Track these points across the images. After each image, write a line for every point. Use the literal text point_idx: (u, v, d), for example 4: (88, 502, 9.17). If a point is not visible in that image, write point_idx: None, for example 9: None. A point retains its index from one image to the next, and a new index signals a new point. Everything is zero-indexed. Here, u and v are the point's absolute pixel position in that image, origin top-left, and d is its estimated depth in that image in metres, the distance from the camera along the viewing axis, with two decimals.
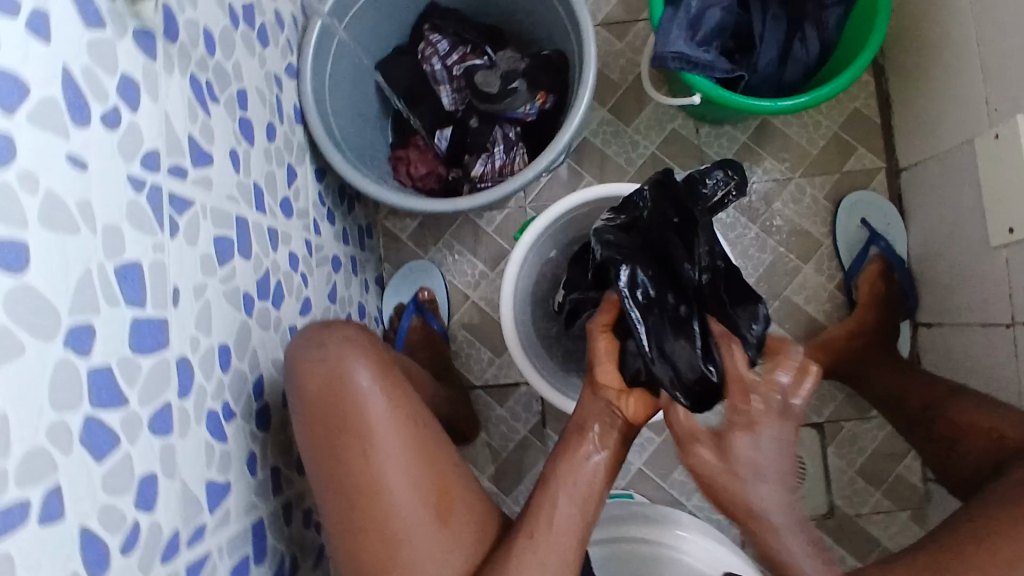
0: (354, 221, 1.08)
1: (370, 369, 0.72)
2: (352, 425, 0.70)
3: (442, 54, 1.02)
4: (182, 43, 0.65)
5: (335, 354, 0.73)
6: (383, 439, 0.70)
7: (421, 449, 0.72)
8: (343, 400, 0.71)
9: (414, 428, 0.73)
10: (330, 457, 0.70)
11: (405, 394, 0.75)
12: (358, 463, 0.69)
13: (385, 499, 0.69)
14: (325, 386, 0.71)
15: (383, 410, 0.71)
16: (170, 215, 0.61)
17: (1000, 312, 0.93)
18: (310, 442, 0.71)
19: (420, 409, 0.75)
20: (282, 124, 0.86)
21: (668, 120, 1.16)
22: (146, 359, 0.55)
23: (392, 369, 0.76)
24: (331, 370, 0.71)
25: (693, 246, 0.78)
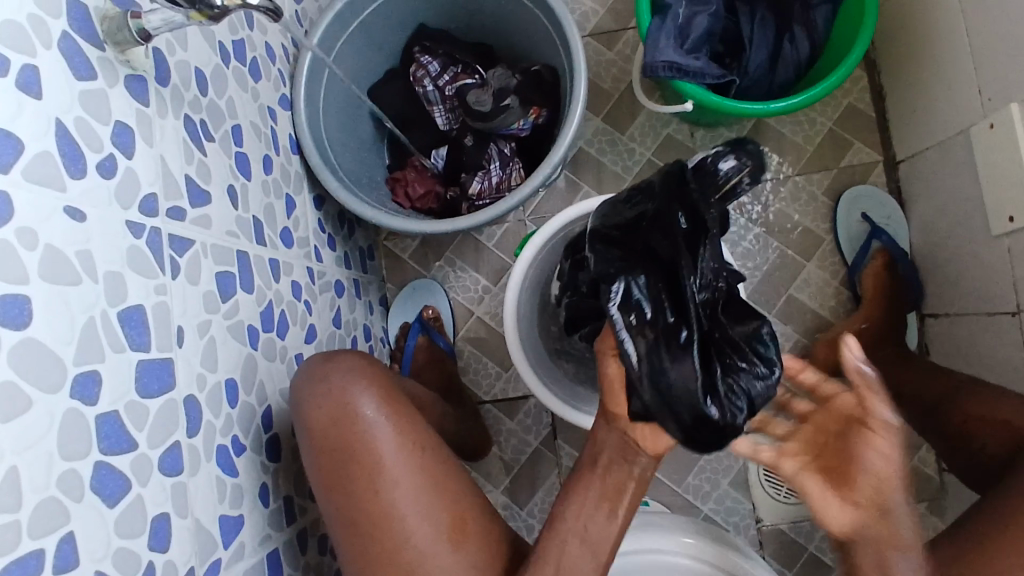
0: (355, 244, 1.09)
1: (372, 397, 0.74)
2: (359, 454, 0.72)
3: (433, 75, 1.03)
4: (174, 86, 0.66)
5: (339, 384, 0.74)
6: (389, 467, 0.71)
7: (429, 473, 0.73)
8: (348, 430, 0.72)
9: (421, 452, 0.73)
10: (339, 487, 0.71)
11: (411, 418, 0.76)
12: (367, 492, 0.71)
13: (395, 525, 0.70)
14: (330, 417, 0.72)
15: (388, 436, 0.73)
16: (170, 257, 0.62)
17: (1006, 301, 0.92)
18: (319, 473, 0.72)
19: (426, 431, 0.76)
20: (279, 155, 0.87)
21: (662, 126, 1.16)
22: (153, 400, 0.56)
23: (396, 394, 0.77)
24: (334, 401, 0.73)
25: (698, 259, 0.72)
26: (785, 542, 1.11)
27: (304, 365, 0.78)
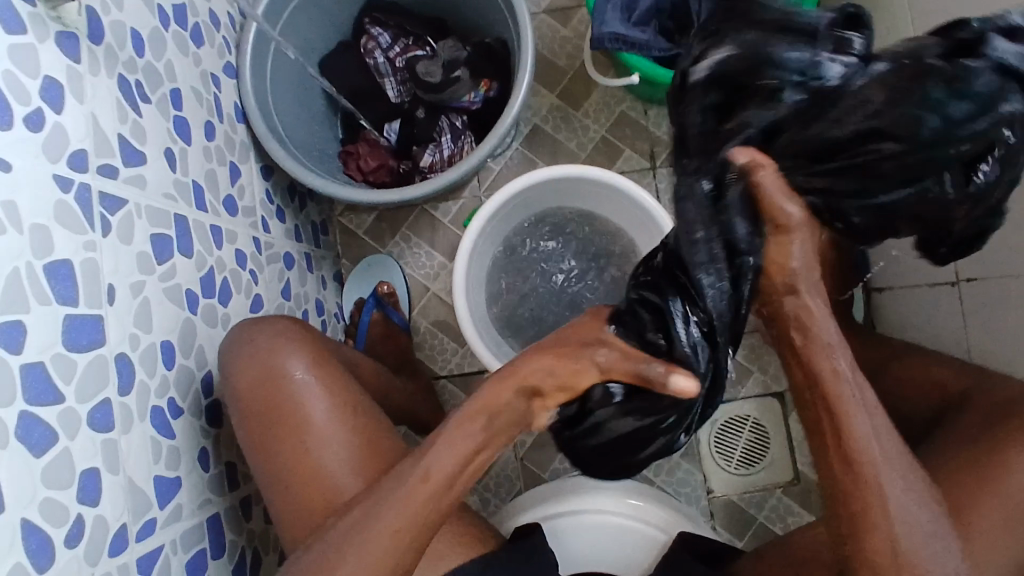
0: (307, 218, 1.08)
1: (302, 360, 0.74)
2: (288, 414, 0.72)
3: (384, 47, 1.04)
4: (108, 44, 0.65)
5: (266, 346, 0.74)
6: (320, 429, 0.72)
7: (358, 433, 0.73)
8: (275, 392, 0.73)
9: (352, 413, 0.74)
10: (265, 447, 0.72)
11: (344, 381, 0.76)
12: (294, 451, 0.71)
13: (320, 482, 0.71)
14: (255, 378, 0.72)
15: (318, 399, 0.73)
16: (101, 214, 0.61)
17: (944, 271, 0.94)
18: (249, 437, 0.72)
19: (361, 395, 0.77)
20: (222, 123, 0.86)
21: (616, 103, 1.17)
22: (82, 355, 0.56)
23: (330, 358, 0.78)
24: (262, 364, 0.73)
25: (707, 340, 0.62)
26: (735, 512, 1.13)
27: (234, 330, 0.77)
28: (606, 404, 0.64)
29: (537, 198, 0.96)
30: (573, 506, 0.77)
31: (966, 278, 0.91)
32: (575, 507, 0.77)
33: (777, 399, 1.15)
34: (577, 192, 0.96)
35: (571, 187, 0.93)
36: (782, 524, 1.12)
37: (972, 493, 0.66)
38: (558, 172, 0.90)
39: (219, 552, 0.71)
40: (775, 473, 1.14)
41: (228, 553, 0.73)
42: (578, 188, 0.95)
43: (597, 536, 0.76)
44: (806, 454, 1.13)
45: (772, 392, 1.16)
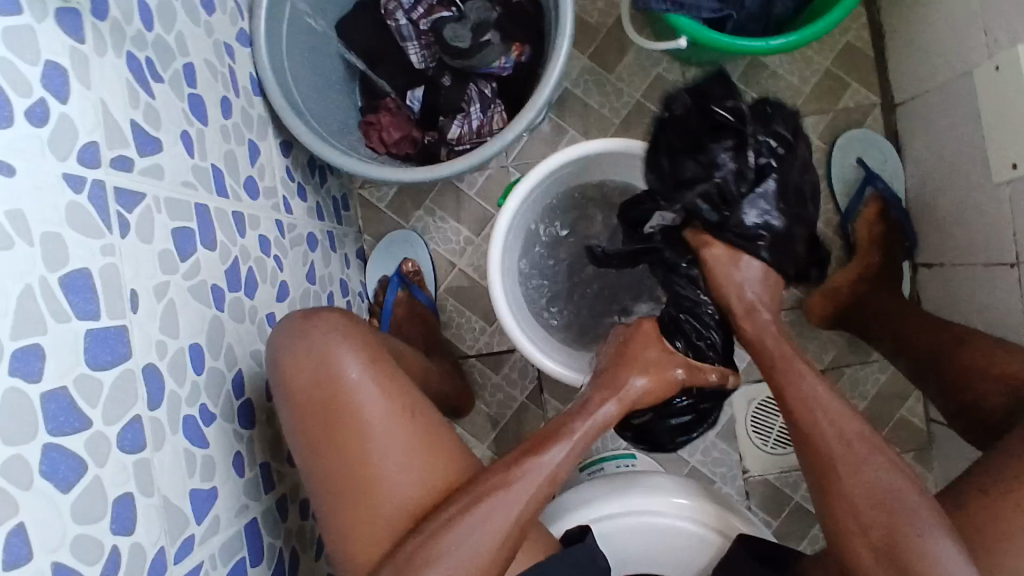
0: (328, 193, 1.03)
1: (358, 359, 0.70)
2: (343, 415, 0.68)
3: (407, 8, 0.96)
4: (114, 19, 0.59)
5: (321, 344, 0.70)
6: (377, 432, 0.68)
7: (419, 435, 0.70)
8: (331, 394, 0.69)
9: (412, 413, 0.70)
10: (324, 450, 0.68)
11: (400, 381, 0.72)
12: (353, 454, 0.68)
13: (381, 488, 0.67)
14: (310, 377, 0.69)
15: (376, 401, 0.69)
16: (117, 213, 0.55)
17: (1004, 251, 0.88)
18: (302, 438, 0.69)
19: (416, 394, 0.72)
20: (238, 97, 0.80)
21: (652, 64, 1.10)
22: (108, 373, 0.51)
23: (383, 354, 0.73)
24: (317, 363, 0.69)
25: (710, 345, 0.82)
26: (771, 492, 1.11)
27: (281, 325, 0.73)
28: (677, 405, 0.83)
29: (581, 169, 0.90)
30: (627, 510, 0.76)
31: None
32: (648, 522, 0.76)
33: None
34: (622, 164, 0.89)
35: (611, 161, 0.88)
36: None
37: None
38: (601, 145, 0.83)
39: (257, 558, 0.69)
40: None
41: (267, 557, 0.71)
42: (620, 162, 0.89)
43: (643, 539, 0.77)
44: None
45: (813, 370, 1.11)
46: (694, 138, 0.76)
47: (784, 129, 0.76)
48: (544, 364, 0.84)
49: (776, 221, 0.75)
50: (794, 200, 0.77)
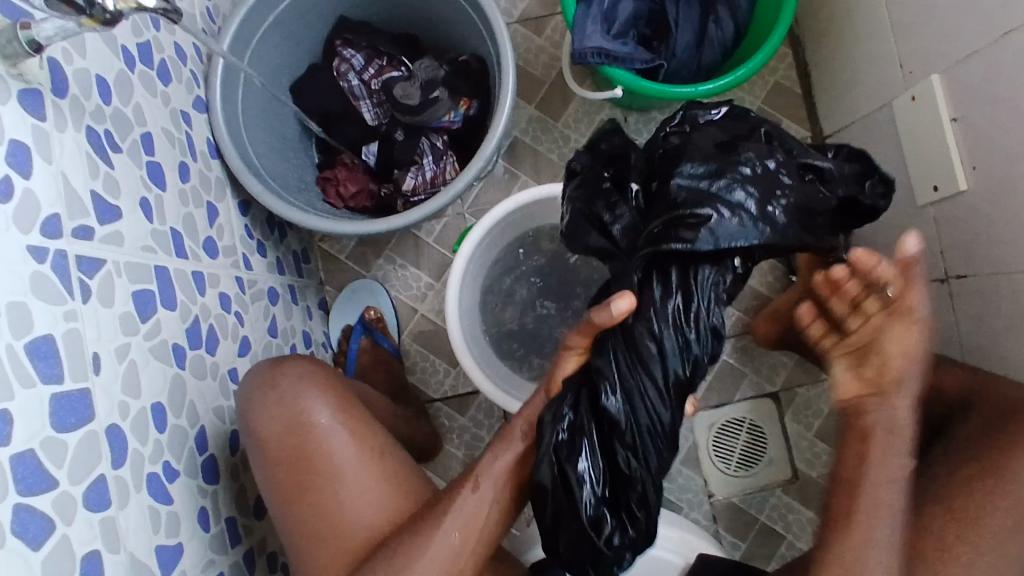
0: (288, 248, 1.05)
1: (327, 406, 0.72)
2: (313, 462, 0.70)
3: (358, 70, 1.01)
4: (73, 96, 0.61)
5: (291, 393, 0.71)
6: (347, 478, 0.70)
7: (389, 475, 0.71)
8: (301, 441, 0.70)
9: (381, 458, 0.72)
10: (297, 497, 0.69)
11: (368, 424, 0.74)
12: (322, 499, 0.69)
13: (351, 531, 0.69)
14: (280, 425, 0.70)
15: (345, 444, 0.71)
16: (79, 279, 0.57)
17: (934, 268, 0.93)
18: (272, 483, 0.70)
19: (385, 436, 0.74)
20: (196, 161, 0.83)
21: (596, 111, 1.16)
22: (72, 435, 0.53)
23: (351, 397, 0.75)
24: (286, 410, 0.71)
25: (624, 389, 0.64)
26: (737, 514, 1.13)
27: (251, 371, 0.74)
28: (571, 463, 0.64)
29: (530, 215, 0.94)
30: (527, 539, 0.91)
31: (955, 275, 0.89)
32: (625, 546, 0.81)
33: (772, 401, 1.15)
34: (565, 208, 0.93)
35: (544, 208, 0.93)
36: (783, 523, 1.12)
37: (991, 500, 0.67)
38: (539, 193, 0.89)
39: None
40: (774, 472, 1.14)
41: None
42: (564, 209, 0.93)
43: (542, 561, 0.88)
44: (802, 451, 1.14)
45: (766, 393, 1.16)
46: (592, 175, 0.74)
47: (687, 117, 0.72)
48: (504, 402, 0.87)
49: (706, 177, 0.64)
50: (719, 164, 0.65)
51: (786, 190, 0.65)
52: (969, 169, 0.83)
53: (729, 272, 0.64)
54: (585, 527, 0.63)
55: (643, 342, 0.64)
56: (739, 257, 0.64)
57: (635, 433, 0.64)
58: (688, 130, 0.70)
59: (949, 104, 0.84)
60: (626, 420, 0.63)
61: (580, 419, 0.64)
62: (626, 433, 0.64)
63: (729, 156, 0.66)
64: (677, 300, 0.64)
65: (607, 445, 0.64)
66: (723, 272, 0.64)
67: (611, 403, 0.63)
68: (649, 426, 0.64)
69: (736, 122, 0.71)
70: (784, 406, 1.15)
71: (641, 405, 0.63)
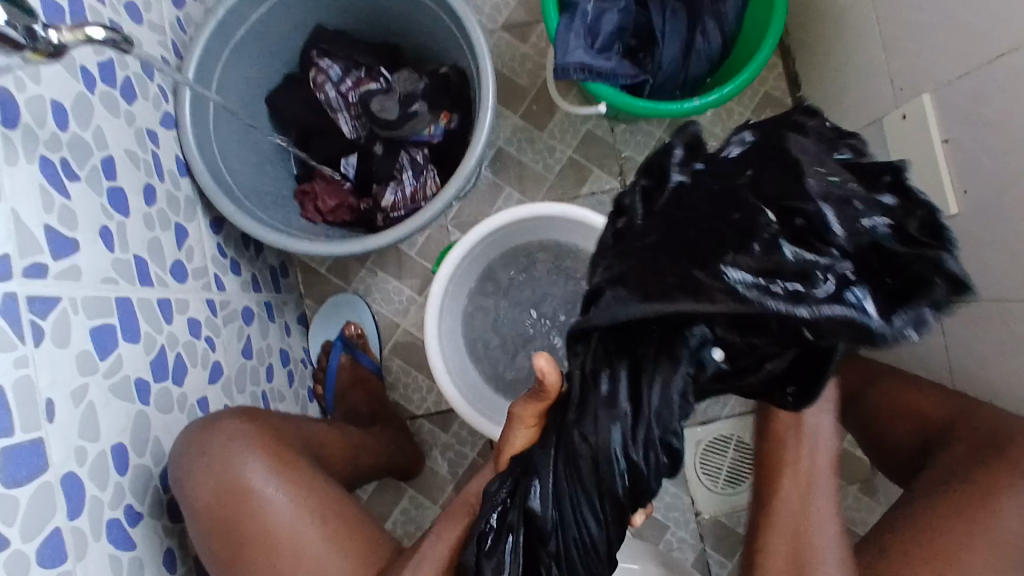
0: (265, 264, 1.03)
1: (263, 467, 0.71)
2: (254, 526, 0.68)
3: (335, 81, 0.98)
4: (26, 125, 0.59)
5: (222, 458, 0.70)
6: (290, 538, 0.68)
7: (333, 536, 0.70)
8: (237, 507, 0.69)
9: (323, 514, 0.71)
10: (240, 563, 0.68)
11: (308, 481, 0.72)
12: (268, 562, 0.68)
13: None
14: (213, 493, 0.68)
15: (283, 506, 0.69)
16: (31, 322, 0.55)
17: None
18: (213, 553, 0.68)
19: (327, 493, 0.73)
20: (163, 182, 0.80)
21: (581, 121, 1.13)
22: (23, 490, 0.51)
23: (289, 454, 0.74)
24: (219, 477, 0.69)
25: (551, 487, 0.60)
26: (724, 532, 1.12)
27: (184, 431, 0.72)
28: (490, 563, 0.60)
29: (512, 235, 0.92)
30: None
31: None
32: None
33: None
34: (547, 227, 0.91)
35: (520, 233, 0.91)
36: None
37: (967, 535, 0.64)
38: (525, 212, 0.86)
39: None
40: None
41: None
42: (546, 227, 0.91)
43: None
44: None
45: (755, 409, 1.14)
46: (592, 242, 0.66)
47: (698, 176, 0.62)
48: (480, 425, 0.85)
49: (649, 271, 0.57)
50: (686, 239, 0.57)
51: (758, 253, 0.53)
52: (959, 193, 0.81)
53: (694, 361, 0.55)
54: None
55: (577, 448, 0.58)
56: (716, 346, 0.56)
57: (560, 540, 0.60)
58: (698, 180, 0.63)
59: (940, 124, 0.82)
60: (552, 527, 0.60)
61: (505, 514, 0.61)
62: (550, 532, 0.60)
63: (715, 219, 0.57)
64: (625, 408, 0.56)
65: (533, 546, 0.61)
66: (685, 368, 0.55)
67: (533, 501, 0.60)
68: (577, 538, 0.59)
69: (773, 158, 0.59)
70: None
71: (569, 513, 0.59)
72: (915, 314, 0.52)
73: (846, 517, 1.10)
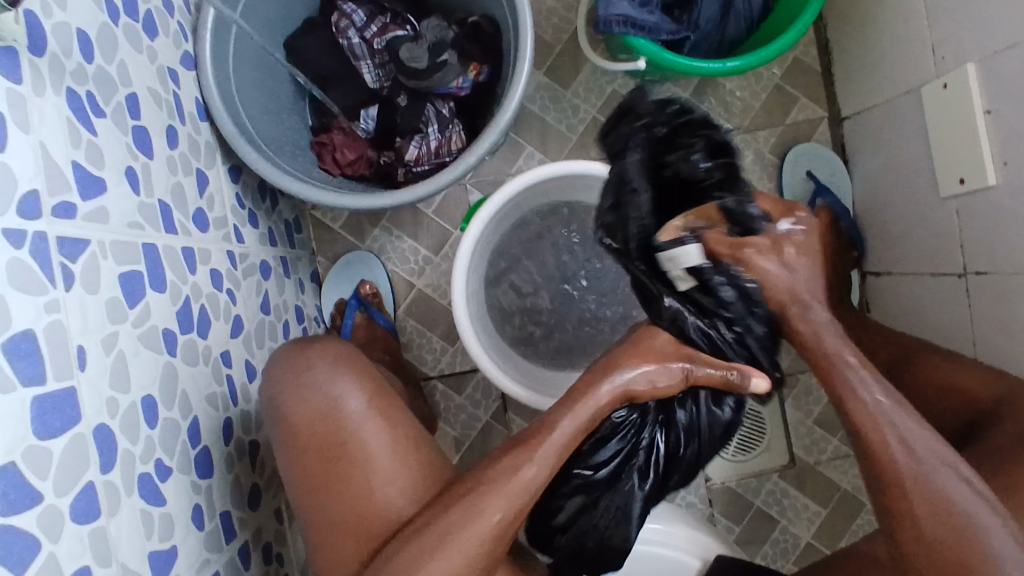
0: (280, 217, 0.99)
1: (361, 392, 0.69)
2: (346, 446, 0.67)
3: (359, 26, 0.93)
4: (52, 54, 0.54)
5: (323, 378, 0.69)
6: (379, 462, 0.67)
7: (419, 466, 0.68)
8: (332, 426, 0.67)
9: (412, 443, 0.69)
10: (325, 482, 0.66)
11: (401, 411, 0.71)
12: (354, 483, 0.66)
13: (381, 519, 0.65)
14: (312, 410, 0.68)
15: (376, 430, 0.68)
16: (61, 265, 0.51)
17: (952, 262, 0.91)
18: (299, 467, 0.67)
19: (417, 425, 0.71)
20: (184, 125, 0.76)
21: (607, 81, 1.10)
22: (57, 442, 0.48)
23: (384, 384, 0.72)
24: (317, 395, 0.68)
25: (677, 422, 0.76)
26: (732, 498, 1.13)
27: (279, 355, 0.72)
28: (629, 482, 0.75)
29: (545, 189, 0.89)
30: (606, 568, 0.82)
31: (974, 270, 0.87)
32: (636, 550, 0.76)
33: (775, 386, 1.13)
34: (576, 186, 0.88)
35: (557, 187, 0.88)
36: (778, 508, 1.12)
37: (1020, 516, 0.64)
38: (560, 169, 0.83)
39: None
40: (772, 458, 1.13)
41: None
42: (578, 184, 0.88)
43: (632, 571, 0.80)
44: (801, 437, 1.13)
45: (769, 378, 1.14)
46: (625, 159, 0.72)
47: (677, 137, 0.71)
48: (504, 384, 0.83)
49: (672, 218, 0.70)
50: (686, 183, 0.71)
51: (666, 269, 0.69)
52: (999, 164, 0.80)
53: (742, 340, 0.70)
54: (608, 544, 0.74)
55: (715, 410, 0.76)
56: (728, 319, 0.69)
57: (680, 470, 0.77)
58: (627, 246, 0.70)
59: (983, 94, 0.81)
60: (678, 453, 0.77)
61: (652, 440, 0.76)
62: (671, 457, 0.77)
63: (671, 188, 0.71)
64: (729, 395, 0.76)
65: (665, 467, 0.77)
66: (732, 340, 0.71)
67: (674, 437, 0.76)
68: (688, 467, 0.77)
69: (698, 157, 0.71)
70: (785, 392, 1.13)
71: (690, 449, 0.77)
72: (737, 277, 0.66)
73: (854, 486, 1.12)
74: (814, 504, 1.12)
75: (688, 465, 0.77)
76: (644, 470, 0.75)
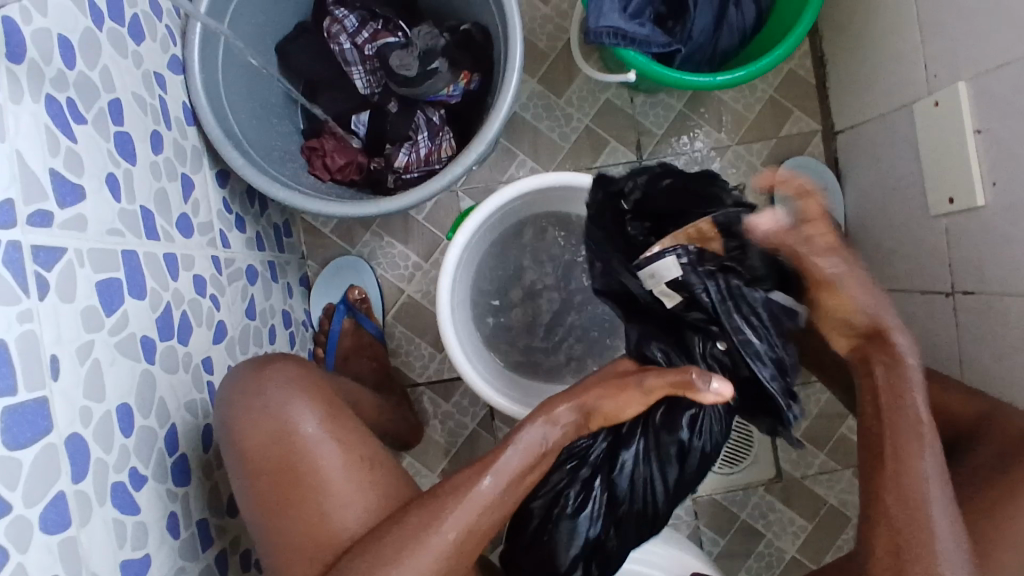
0: (269, 221, 0.99)
1: (315, 414, 0.69)
2: (299, 468, 0.67)
3: (351, 32, 0.93)
4: (32, 60, 0.54)
5: (276, 400, 0.68)
6: (334, 483, 0.66)
7: (376, 487, 0.68)
8: (285, 448, 0.67)
9: (367, 464, 0.69)
10: (279, 503, 0.66)
11: (356, 433, 0.71)
12: (308, 506, 0.66)
13: (331, 542, 0.65)
14: (265, 432, 0.67)
15: (331, 453, 0.68)
16: (35, 274, 0.51)
17: (940, 280, 0.90)
18: (254, 489, 0.67)
19: (374, 445, 0.71)
20: (170, 130, 0.75)
21: (600, 90, 1.10)
22: (28, 452, 0.48)
23: (340, 405, 0.72)
24: (270, 417, 0.68)
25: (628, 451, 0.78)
26: (718, 511, 1.12)
27: (232, 376, 0.72)
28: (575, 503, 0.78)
29: (532, 201, 0.89)
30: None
31: (962, 290, 0.87)
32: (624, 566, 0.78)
33: None
34: (564, 197, 0.88)
35: (540, 199, 0.88)
36: (763, 521, 1.12)
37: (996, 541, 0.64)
38: (548, 180, 0.83)
39: None
40: (760, 471, 1.12)
41: None
42: (566, 195, 0.88)
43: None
44: (789, 451, 1.13)
45: None
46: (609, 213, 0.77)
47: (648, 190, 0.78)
48: (487, 393, 0.83)
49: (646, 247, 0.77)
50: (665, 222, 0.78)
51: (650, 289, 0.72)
52: (988, 184, 0.79)
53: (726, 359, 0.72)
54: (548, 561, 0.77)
55: (670, 444, 0.76)
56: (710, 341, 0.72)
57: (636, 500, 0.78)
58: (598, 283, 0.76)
59: (973, 113, 0.80)
60: (632, 482, 0.77)
61: (603, 465, 0.79)
62: (624, 485, 0.78)
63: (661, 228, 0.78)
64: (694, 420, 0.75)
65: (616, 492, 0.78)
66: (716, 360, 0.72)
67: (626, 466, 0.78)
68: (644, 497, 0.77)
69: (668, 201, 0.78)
70: None
71: (646, 477, 0.77)
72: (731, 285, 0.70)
73: (841, 501, 1.11)
74: (800, 518, 1.12)
75: (645, 494, 0.77)
76: (591, 494, 0.78)
